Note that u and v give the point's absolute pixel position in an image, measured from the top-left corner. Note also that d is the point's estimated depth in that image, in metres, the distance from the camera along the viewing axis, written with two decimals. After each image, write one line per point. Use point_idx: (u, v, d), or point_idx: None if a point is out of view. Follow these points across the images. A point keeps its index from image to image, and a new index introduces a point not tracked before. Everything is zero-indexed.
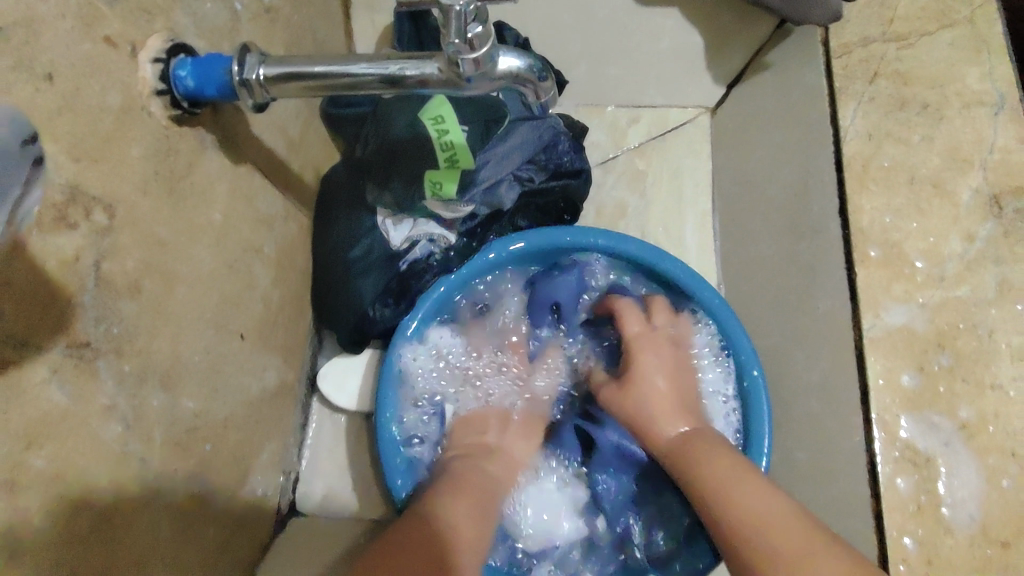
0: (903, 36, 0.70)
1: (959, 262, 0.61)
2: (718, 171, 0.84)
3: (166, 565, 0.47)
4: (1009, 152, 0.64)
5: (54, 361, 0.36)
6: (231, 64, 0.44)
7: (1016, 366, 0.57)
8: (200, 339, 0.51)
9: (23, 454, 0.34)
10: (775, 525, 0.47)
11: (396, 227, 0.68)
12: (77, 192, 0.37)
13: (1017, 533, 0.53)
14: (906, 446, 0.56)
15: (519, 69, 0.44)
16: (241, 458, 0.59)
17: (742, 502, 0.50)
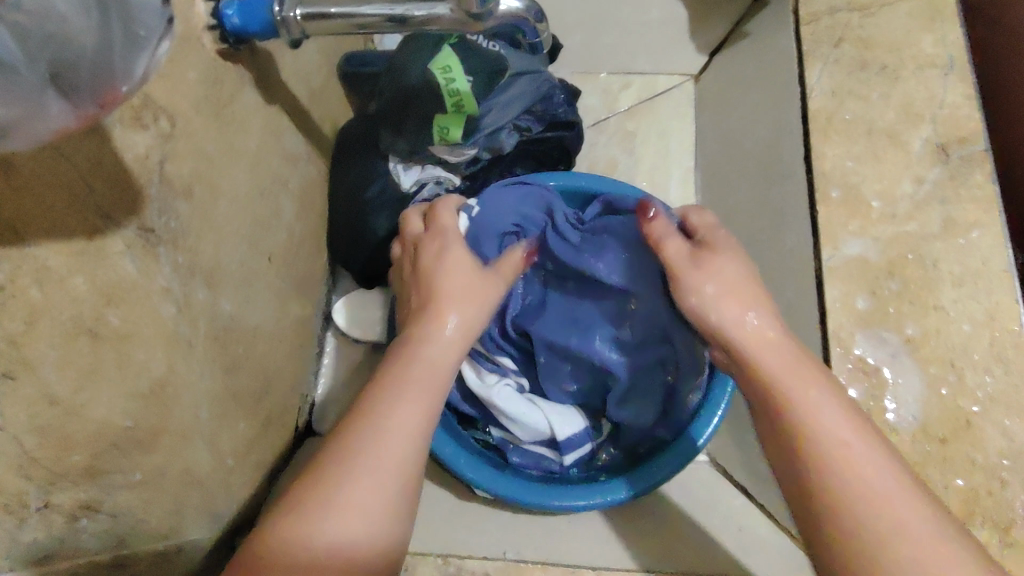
0: (866, 5, 0.77)
1: (909, 202, 0.68)
2: (701, 132, 0.91)
3: (205, 443, 0.54)
4: (957, 107, 0.71)
5: (128, 238, 0.43)
6: (273, 4, 0.51)
7: (957, 290, 0.64)
8: (237, 251, 0.58)
9: (103, 308, 0.41)
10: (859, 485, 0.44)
11: (406, 171, 0.75)
12: (148, 99, 0.44)
13: (953, 432, 0.60)
14: (859, 359, 0.63)
15: (517, 10, 0.53)
16: (268, 369, 0.66)
17: (868, 470, 0.43)
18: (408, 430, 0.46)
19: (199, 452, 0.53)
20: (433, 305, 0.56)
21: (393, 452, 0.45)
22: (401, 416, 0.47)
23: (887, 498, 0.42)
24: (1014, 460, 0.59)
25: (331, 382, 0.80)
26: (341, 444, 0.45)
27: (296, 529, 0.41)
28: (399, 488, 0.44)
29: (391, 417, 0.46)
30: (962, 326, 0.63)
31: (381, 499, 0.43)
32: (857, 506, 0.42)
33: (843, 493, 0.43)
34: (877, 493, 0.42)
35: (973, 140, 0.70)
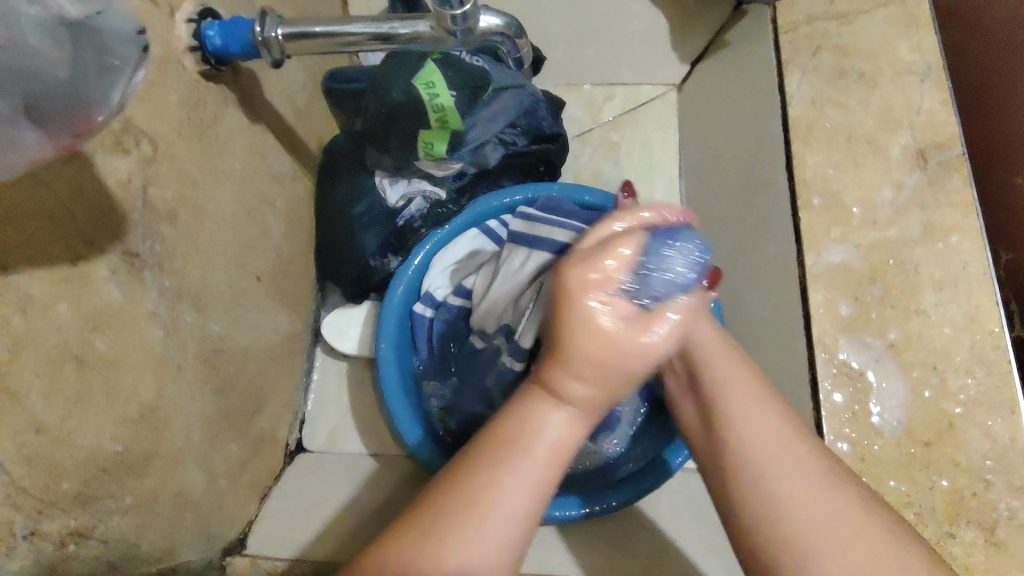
0: (843, 14, 0.79)
1: (889, 208, 0.70)
2: (684, 141, 0.92)
3: (195, 466, 0.54)
4: (934, 113, 0.73)
5: (111, 265, 0.43)
6: (253, 25, 0.51)
7: (938, 294, 0.65)
8: (224, 271, 0.57)
9: (89, 335, 0.41)
10: (757, 467, 0.45)
11: (392, 186, 0.75)
12: (130, 124, 0.44)
13: (937, 433, 0.61)
14: (843, 365, 0.64)
15: (498, 26, 0.54)
16: (258, 387, 0.66)
17: (800, 490, 0.43)
18: (559, 447, 0.40)
19: (190, 474, 0.53)
20: (571, 356, 0.39)
21: (521, 491, 0.40)
22: (512, 481, 0.40)
23: (785, 462, 0.45)
24: (995, 460, 0.60)
25: (322, 398, 0.80)
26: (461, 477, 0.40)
27: (479, 535, 0.39)
28: (535, 514, 0.40)
29: (518, 462, 0.40)
30: (943, 329, 0.64)
31: (469, 575, 0.38)
32: (801, 518, 0.42)
33: (771, 467, 0.45)
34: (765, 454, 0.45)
35: (950, 145, 0.71)
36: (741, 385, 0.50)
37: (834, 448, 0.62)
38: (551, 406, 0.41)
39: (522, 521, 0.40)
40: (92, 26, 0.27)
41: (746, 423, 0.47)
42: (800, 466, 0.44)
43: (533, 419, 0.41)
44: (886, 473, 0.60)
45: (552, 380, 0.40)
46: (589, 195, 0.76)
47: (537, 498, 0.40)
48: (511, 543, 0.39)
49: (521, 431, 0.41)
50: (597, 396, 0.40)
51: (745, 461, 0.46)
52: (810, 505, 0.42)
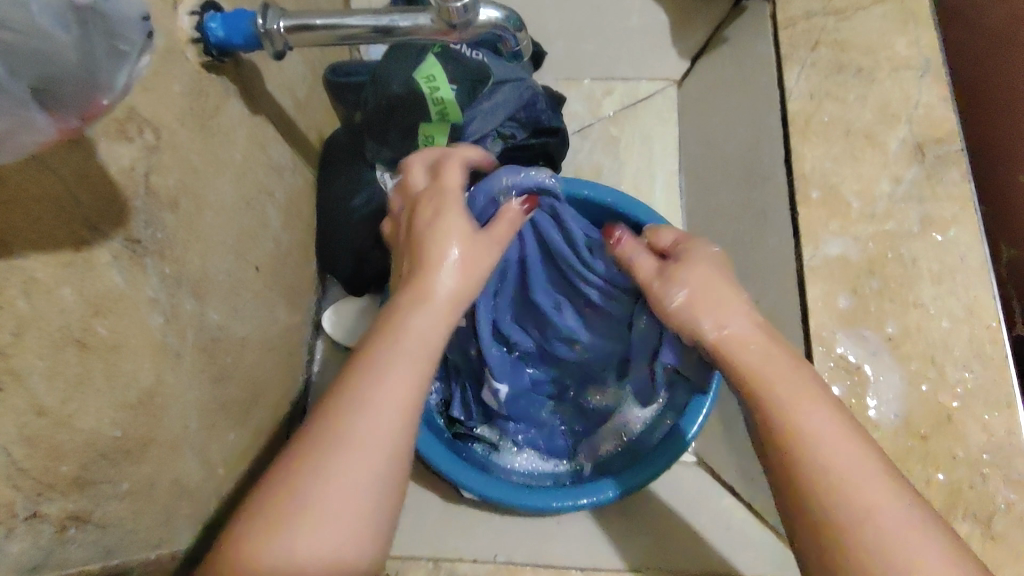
0: (841, 10, 0.79)
1: (887, 202, 0.70)
2: (683, 136, 0.92)
3: (192, 453, 0.54)
4: (932, 108, 0.73)
5: (115, 250, 0.44)
6: (256, 17, 0.52)
7: (935, 287, 0.66)
8: (223, 261, 0.58)
9: (90, 318, 0.41)
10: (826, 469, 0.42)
11: (393, 179, 0.76)
12: (133, 112, 0.45)
13: (934, 427, 0.61)
14: (840, 358, 0.64)
15: (497, 19, 0.54)
16: (257, 378, 0.66)
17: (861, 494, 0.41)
18: (430, 333, 0.45)
19: (188, 460, 0.53)
20: (425, 296, 0.46)
21: (382, 422, 0.41)
22: (373, 428, 0.40)
23: (869, 490, 0.41)
24: (993, 454, 0.60)
25: (321, 390, 0.80)
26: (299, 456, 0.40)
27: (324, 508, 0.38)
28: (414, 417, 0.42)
29: (352, 440, 0.40)
30: (941, 323, 0.64)
31: (355, 501, 0.39)
32: (870, 529, 0.40)
33: (844, 493, 0.41)
34: (846, 467, 0.41)
35: (948, 139, 0.71)
36: (809, 397, 0.44)
37: None
38: (438, 272, 0.47)
39: (400, 449, 0.41)
40: (102, 11, 0.27)
41: (818, 425, 0.43)
42: (840, 441, 0.42)
43: (397, 319, 0.45)
44: None
45: (427, 285, 0.47)
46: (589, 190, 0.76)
47: (407, 412, 0.42)
48: (390, 439, 0.41)
49: (384, 345, 0.44)
50: (456, 290, 0.47)
51: (826, 471, 0.41)
52: (858, 484, 0.41)
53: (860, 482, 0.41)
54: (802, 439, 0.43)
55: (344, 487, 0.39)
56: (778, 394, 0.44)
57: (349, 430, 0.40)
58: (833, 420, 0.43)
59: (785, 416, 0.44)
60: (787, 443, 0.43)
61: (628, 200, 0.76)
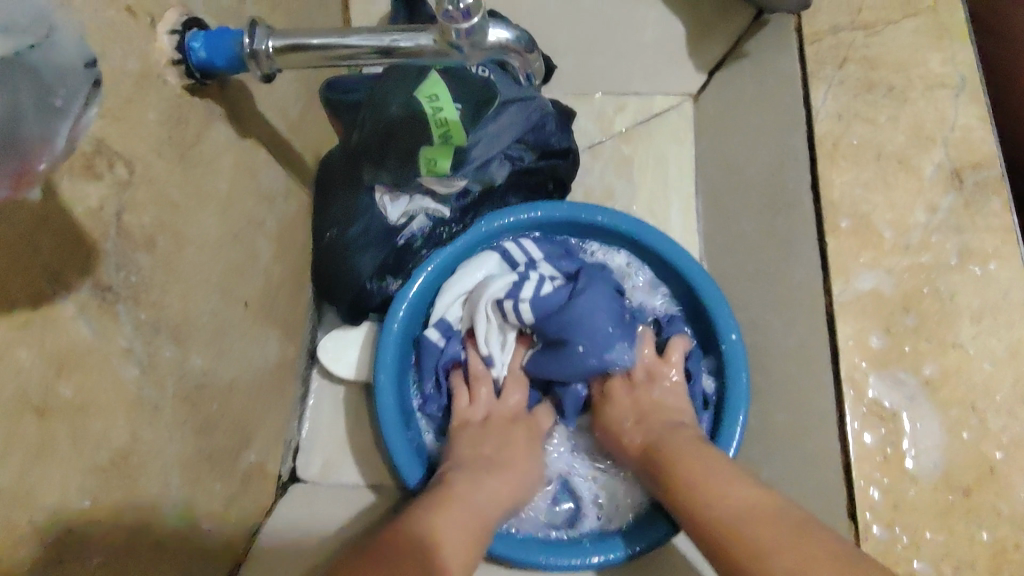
0: (870, 24, 0.74)
1: (922, 232, 0.65)
2: (700, 155, 0.87)
3: (173, 512, 0.50)
4: (970, 130, 0.68)
5: (81, 301, 0.39)
6: (242, 37, 0.48)
7: (975, 326, 0.61)
8: (208, 300, 0.54)
9: (55, 379, 0.37)
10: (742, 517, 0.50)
11: (394, 203, 0.71)
12: (103, 146, 0.40)
13: (977, 480, 0.57)
14: (874, 402, 0.60)
15: (508, 40, 0.48)
16: (246, 420, 0.62)
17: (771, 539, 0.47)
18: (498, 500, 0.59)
19: (168, 520, 0.49)
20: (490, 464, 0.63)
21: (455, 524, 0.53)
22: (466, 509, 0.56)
23: (785, 538, 0.47)
24: None
25: (316, 425, 0.76)
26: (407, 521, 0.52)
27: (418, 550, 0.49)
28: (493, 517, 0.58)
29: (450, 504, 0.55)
30: (983, 365, 0.60)
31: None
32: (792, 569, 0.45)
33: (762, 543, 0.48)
34: (739, 516, 0.51)
35: (987, 165, 0.67)
36: (717, 473, 0.55)
37: (865, 493, 0.57)
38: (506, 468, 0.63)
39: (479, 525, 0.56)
40: (28, 61, 0.25)
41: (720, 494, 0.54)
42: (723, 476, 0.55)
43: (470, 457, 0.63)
44: (922, 521, 0.56)
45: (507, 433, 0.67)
46: (601, 216, 0.73)
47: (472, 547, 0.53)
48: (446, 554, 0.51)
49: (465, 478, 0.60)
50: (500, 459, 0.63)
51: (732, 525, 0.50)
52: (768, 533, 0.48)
53: (793, 545, 0.46)
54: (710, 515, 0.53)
55: (451, 559, 0.51)
56: (680, 461, 0.58)
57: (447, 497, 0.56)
58: (734, 487, 0.53)
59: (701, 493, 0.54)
60: (696, 508, 0.54)
61: (639, 226, 0.73)
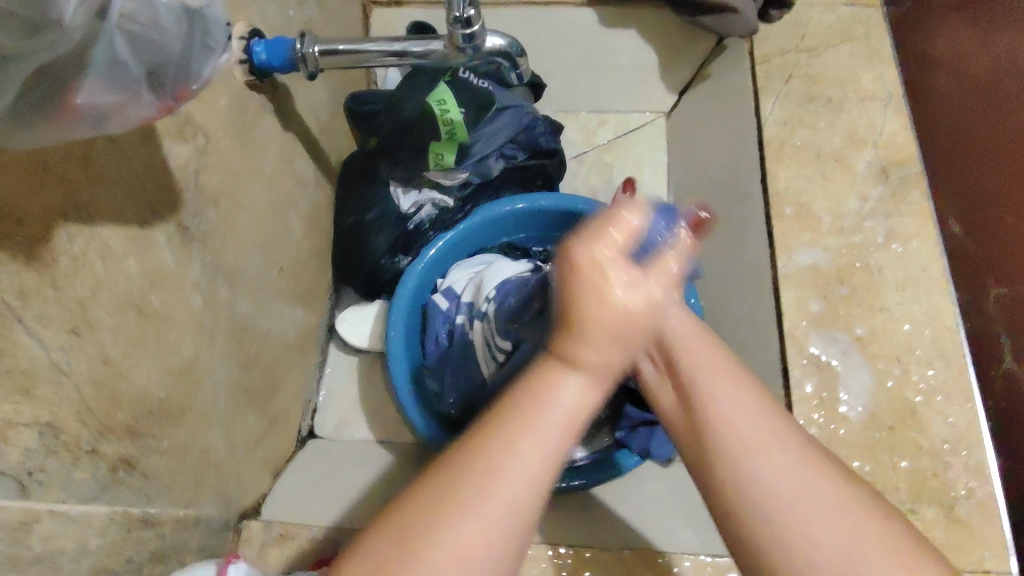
0: (812, 48, 0.88)
1: (855, 216, 0.77)
2: (670, 163, 0.98)
3: (219, 428, 0.60)
4: (895, 134, 0.81)
5: (168, 233, 0.50)
6: (294, 43, 0.60)
7: (898, 293, 0.72)
8: (253, 258, 0.65)
9: (147, 289, 0.48)
10: (737, 442, 0.43)
11: (405, 194, 0.84)
12: (190, 119, 0.53)
13: (899, 419, 0.67)
14: (813, 356, 0.70)
15: (501, 46, 0.62)
16: (274, 370, 0.72)
17: (773, 472, 0.41)
18: (564, 424, 0.40)
19: (215, 433, 0.59)
20: (587, 323, 0.40)
21: (511, 487, 0.38)
22: (502, 492, 0.38)
23: (763, 438, 0.43)
24: (954, 443, 0.65)
25: (331, 390, 0.86)
26: (443, 475, 0.39)
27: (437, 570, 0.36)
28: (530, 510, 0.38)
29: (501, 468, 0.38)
30: (904, 325, 0.71)
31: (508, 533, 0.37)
32: (767, 495, 0.41)
33: (740, 449, 0.42)
34: (707, 391, 0.45)
35: (909, 162, 0.79)
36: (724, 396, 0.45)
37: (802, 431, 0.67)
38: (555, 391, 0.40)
39: (547, 470, 0.39)
40: (201, 15, 0.33)
41: (728, 407, 0.44)
42: (768, 432, 0.43)
43: (547, 381, 0.40)
44: (853, 453, 0.65)
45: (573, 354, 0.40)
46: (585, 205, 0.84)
47: (518, 513, 0.38)
48: (553, 453, 0.39)
49: (532, 402, 0.40)
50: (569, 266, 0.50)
51: (729, 441, 0.43)
52: (767, 460, 0.42)
53: (761, 452, 0.42)
54: (669, 414, 0.48)
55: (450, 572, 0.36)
56: (718, 401, 0.45)
57: (481, 481, 0.38)
58: (745, 406, 0.44)
59: (710, 394, 0.45)
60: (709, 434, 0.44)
61: None
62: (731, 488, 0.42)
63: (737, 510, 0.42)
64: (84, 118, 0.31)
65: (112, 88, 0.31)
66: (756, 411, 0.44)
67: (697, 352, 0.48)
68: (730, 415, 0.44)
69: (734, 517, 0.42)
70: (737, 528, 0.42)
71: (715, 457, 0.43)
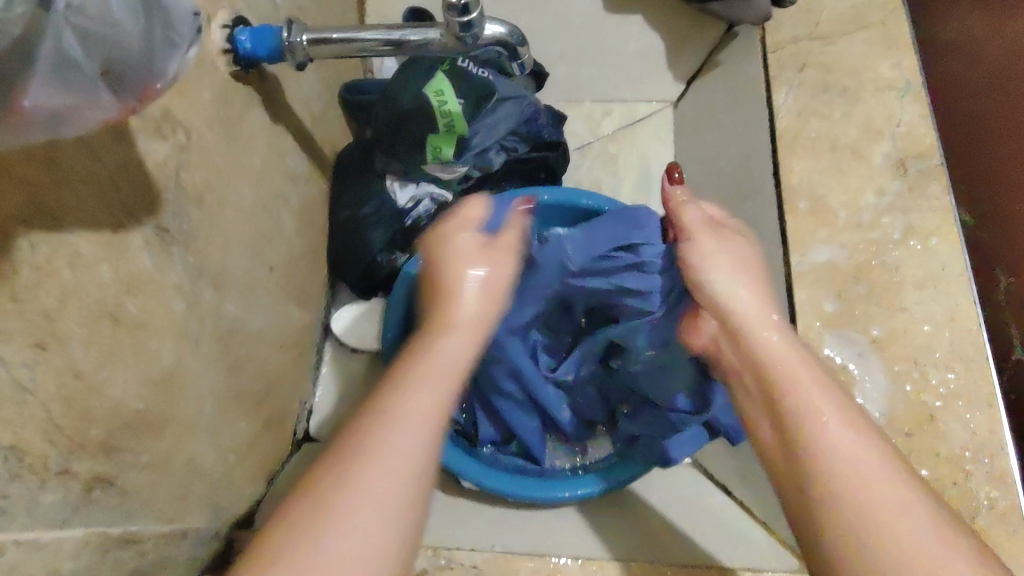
0: (827, 34, 0.84)
1: (872, 211, 0.73)
2: (680, 155, 0.95)
3: (206, 437, 0.57)
4: (913, 125, 0.77)
5: (146, 236, 0.47)
6: (282, 31, 0.57)
7: (918, 292, 0.69)
8: (241, 258, 0.62)
9: (123, 297, 0.45)
10: (834, 459, 0.44)
11: (402, 188, 0.79)
12: (168, 114, 0.49)
13: (917, 425, 0.64)
14: (827, 359, 0.67)
15: (501, 35, 0.58)
16: (268, 373, 0.69)
17: (868, 490, 0.42)
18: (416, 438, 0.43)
19: (202, 442, 0.56)
20: (457, 325, 0.52)
21: (379, 480, 0.40)
22: (380, 489, 0.40)
23: (855, 459, 0.44)
24: (974, 451, 0.62)
25: (328, 390, 0.84)
26: (342, 460, 0.41)
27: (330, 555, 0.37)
28: (400, 500, 0.40)
29: (380, 457, 0.41)
30: (924, 326, 0.67)
31: (379, 515, 0.39)
32: (859, 510, 0.42)
33: (828, 465, 0.44)
34: (814, 410, 0.47)
35: (929, 155, 0.75)
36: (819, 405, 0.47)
37: None
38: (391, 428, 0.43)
39: (435, 478, 0.43)
40: (163, 6, 0.30)
41: (816, 408, 0.47)
42: (863, 448, 0.44)
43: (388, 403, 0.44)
44: None
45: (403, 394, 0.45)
46: (589, 199, 0.81)
47: (410, 501, 0.41)
48: (407, 464, 0.42)
49: (355, 448, 0.42)
50: (480, 315, 0.54)
51: (821, 457, 0.44)
52: (863, 483, 0.42)
53: (856, 474, 0.43)
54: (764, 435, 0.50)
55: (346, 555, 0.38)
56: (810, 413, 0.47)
57: (349, 480, 0.40)
58: (843, 426, 0.45)
59: (804, 407, 0.47)
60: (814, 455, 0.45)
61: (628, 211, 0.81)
62: (836, 510, 0.42)
63: (840, 523, 0.42)
64: (37, 121, 0.28)
65: (63, 89, 0.28)
66: (857, 428, 0.45)
67: (794, 366, 0.50)
68: (832, 434, 0.45)
69: (834, 533, 0.42)
70: (831, 546, 0.42)
71: (791, 454, 0.47)
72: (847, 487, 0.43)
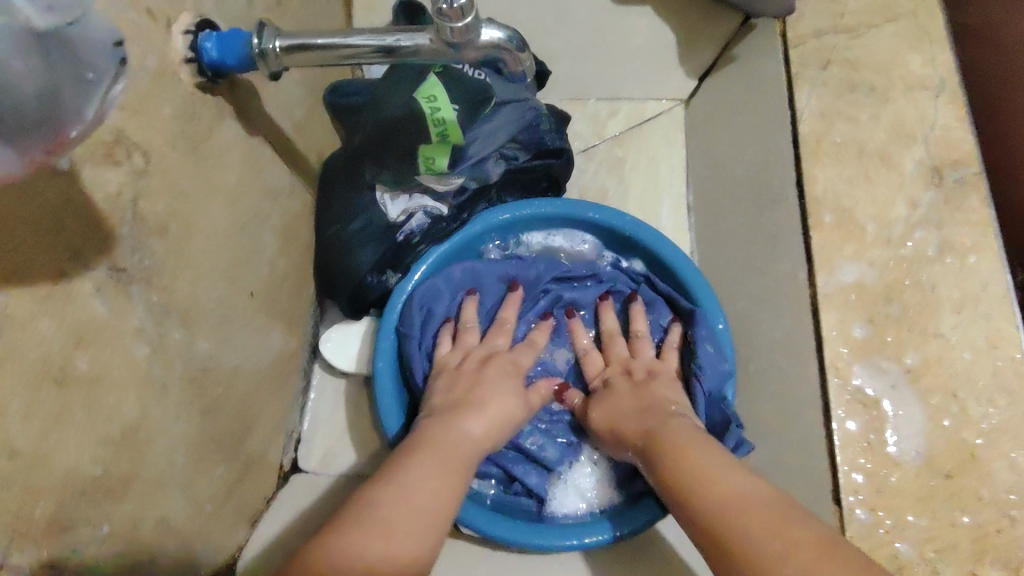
0: (852, 28, 0.77)
1: (904, 225, 0.67)
2: (691, 157, 0.89)
3: (178, 491, 0.52)
4: (948, 128, 0.71)
5: (98, 280, 0.41)
6: (251, 38, 0.50)
7: (956, 315, 0.63)
8: (214, 288, 0.56)
9: (72, 353, 0.39)
10: (720, 499, 0.48)
11: (393, 201, 0.73)
12: (122, 136, 0.43)
13: (958, 465, 0.58)
14: (858, 390, 0.62)
15: (500, 40, 0.51)
16: (248, 407, 0.64)
17: (765, 524, 0.44)
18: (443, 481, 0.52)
19: (174, 498, 0.51)
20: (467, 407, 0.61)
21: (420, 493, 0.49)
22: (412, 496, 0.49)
23: (751, 509, 0.46)
24: (1020, 493, 0.57)
25: (317, 417, 0.78)
26: (364, 500, 0.48)
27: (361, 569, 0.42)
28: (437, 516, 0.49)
29: (423, 466, 0.52)
30: (963, 354, 0.62)
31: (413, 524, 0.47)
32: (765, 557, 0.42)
33: (723, 512, 0.47)
34: (705, 474, 0.50)
35: (966, 162, 0.69)
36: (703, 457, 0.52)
37: (848, 479, 0.59)
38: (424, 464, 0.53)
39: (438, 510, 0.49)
40: (65, 37, 0.25)
41: (688, 459, 0.53)
42: (733, 472, 0.50)
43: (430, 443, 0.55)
44: (905, 503, 0.57)
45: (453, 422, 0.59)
46: (595, 212, 0.76)
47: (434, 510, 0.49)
48: (435, 488, 0.51)
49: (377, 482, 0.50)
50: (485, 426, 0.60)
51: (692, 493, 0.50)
52: (756, 519, 0.45)
53: (755, 515, 0.45)
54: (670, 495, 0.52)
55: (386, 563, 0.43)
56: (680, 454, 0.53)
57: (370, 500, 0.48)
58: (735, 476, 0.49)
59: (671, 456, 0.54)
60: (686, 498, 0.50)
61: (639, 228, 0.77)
62: (732, 545, 0.45)
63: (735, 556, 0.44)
64: None
65: None
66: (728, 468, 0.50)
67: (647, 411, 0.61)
68: (703, 467, 0.51)
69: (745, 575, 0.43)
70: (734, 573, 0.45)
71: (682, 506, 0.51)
72: (745, 525, 0.45)
